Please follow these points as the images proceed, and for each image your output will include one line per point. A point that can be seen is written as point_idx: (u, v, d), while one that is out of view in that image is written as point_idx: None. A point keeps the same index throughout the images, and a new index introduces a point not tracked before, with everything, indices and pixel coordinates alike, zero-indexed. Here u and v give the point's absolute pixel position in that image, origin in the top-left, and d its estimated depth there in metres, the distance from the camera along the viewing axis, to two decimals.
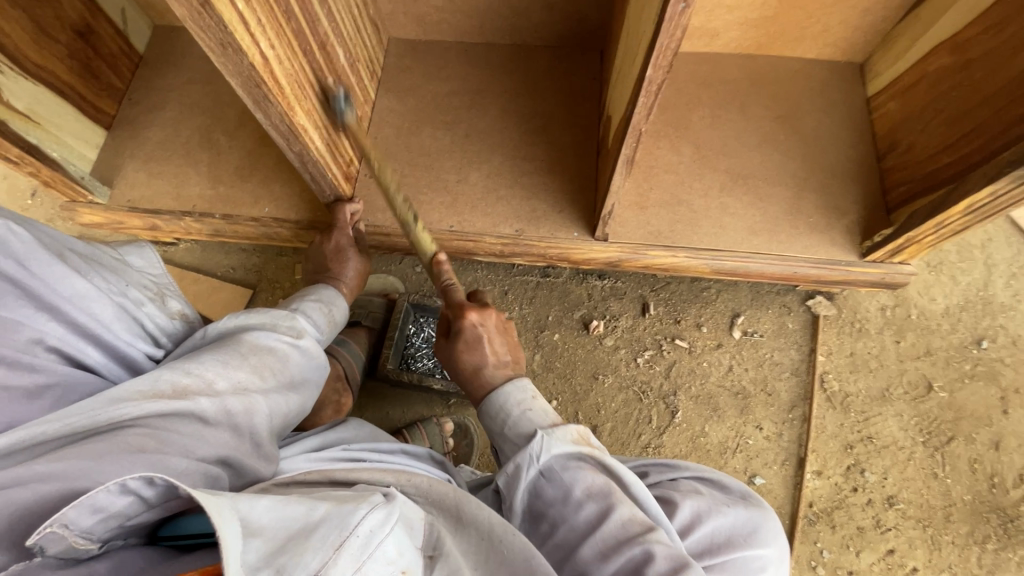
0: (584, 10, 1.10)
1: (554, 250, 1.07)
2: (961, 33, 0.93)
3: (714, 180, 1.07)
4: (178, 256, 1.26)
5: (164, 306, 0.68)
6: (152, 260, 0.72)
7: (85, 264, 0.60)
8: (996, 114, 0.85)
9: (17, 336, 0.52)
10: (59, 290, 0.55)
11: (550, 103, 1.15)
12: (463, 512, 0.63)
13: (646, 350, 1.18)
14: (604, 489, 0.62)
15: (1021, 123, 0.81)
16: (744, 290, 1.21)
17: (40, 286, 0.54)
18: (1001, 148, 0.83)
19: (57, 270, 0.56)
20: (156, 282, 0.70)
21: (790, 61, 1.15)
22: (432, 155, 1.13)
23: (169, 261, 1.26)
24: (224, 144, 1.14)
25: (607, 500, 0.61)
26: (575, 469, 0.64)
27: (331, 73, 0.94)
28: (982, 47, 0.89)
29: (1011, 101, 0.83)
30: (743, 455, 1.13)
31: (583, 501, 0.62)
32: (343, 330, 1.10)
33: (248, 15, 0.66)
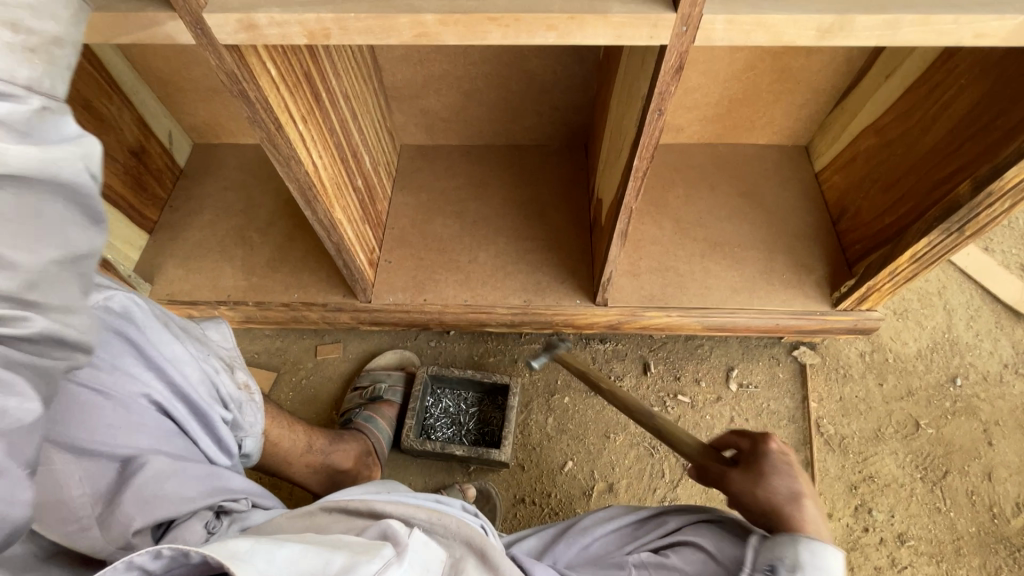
0: (568, 114, 1.31)
1: (560, 317, 1.18)
2: (880, 119, 1.13)
3: (695, 248, 1.21)
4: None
5: (232, 376, 0.74)
6: (226, 336, 0.80)
7: (180, 333, 0.69)
8: (920, 180, 1.02)
9: (128, 387, 0.60)
10: (162, 352, 0.64)
11: (546, 190, 1.32)
12: (489, 560, 0.65)
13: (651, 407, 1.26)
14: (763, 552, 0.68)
15: (942, 185, 0.97)
16: (734, 345, 1.31)
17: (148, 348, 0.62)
18: (929, 207, 0.99)
19: (162, 335, 0.65)
20: (227, 355, 0.77)
21: (745, 146, 1.36)
22: (444, 239, 1.26)
23: None
24: (256, 240, 1.27)
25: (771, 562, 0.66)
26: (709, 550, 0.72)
27: (359, 175, 1.10)
28: (900, 129, 1.08)
29: (930, 170, 1.00)
30: None
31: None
32: (367, 405, 1.16)
33: (305, 135, 0.82)
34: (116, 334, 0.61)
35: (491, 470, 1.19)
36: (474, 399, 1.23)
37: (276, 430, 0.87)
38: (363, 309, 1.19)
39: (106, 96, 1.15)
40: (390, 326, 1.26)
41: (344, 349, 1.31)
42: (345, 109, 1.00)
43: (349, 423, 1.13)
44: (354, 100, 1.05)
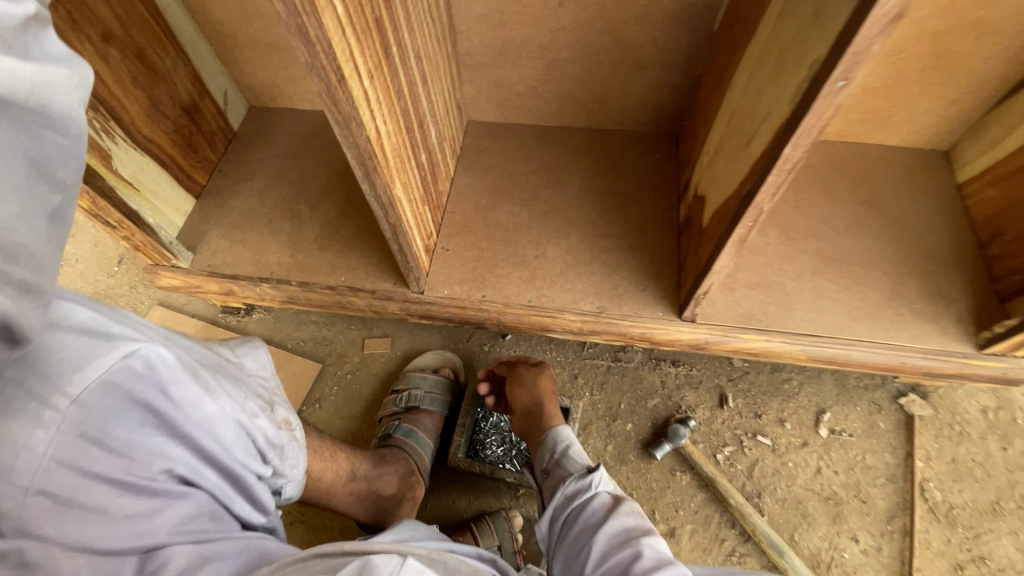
0: (663, 96, 1.13)
1: (637, 330, 1.02)
2: None
3: (805, 263, 1.02)
4: (252, 326, 1.33)
5: (274, 417, 0.64)
6: (264, 361, 0.72)
7: (212, 378, 0.56)
8: None
9: (153, 467, 0.49)
10: (192, 414, 0.51)
11: (628, 182, 1.15)
12: None
13: (725, 446, 1.14)
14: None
15: None
16: (829, 384, 1.17)
17: (175, 413, 0.50)
18: None
19: (193, 392, 0.52)
20: (264, 387, 0.68)
21: (871, 147, 1.15)
22: (509, 229, 1.11)
23: (242, 330, 1.33)
24: (306, 214, 1.17)
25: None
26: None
27: (424, 150, 0.97)
28: None
29: None
30: (840, 570, 1.04)
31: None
32: (406, 416, 1.09)
33: (370, 93, 0.69)
34: (136, 401, 0.47)
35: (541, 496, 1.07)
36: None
37: (319, 464, 0.80)
38: (415, 301, 1.06)
39: (161, 46, 1.06)
40: (440, 321, 1.13)
41: (391, 343, 1.27)
42: (416, 71, 0.87)
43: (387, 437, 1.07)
44: (426, 63, 0.92)
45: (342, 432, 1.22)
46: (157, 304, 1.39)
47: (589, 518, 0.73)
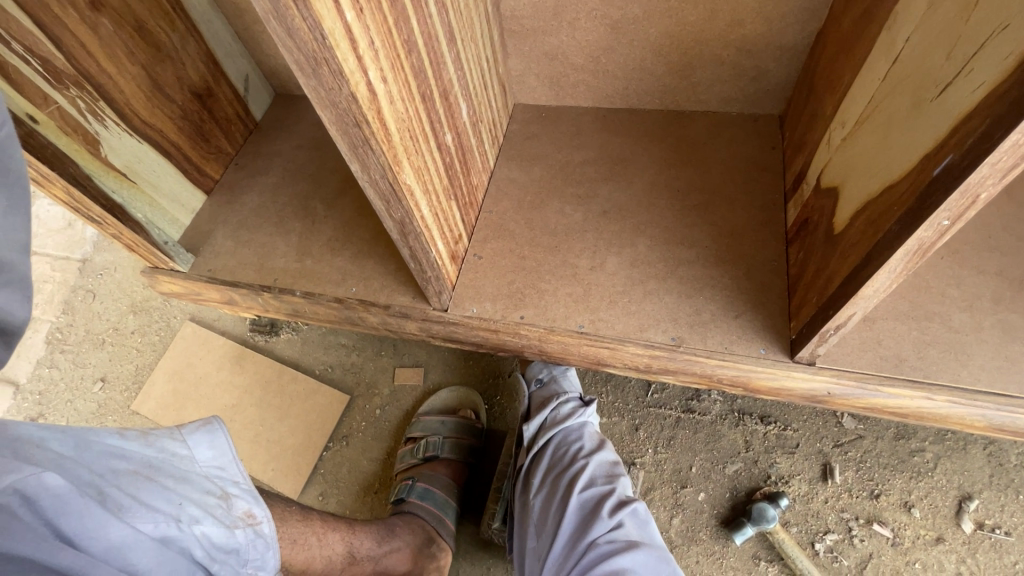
0: (767, 62, 0.86)
1: (727, 374, 0.75)
2: None
3: (980, 287, 0.72)
4: (280, 347, 1.17)
5: (223, 516, 0.55)
6: (221, 447, 0.61)
7: (126, 498, 0.49)
8: None
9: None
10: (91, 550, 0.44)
11: (716, 176, 0.89)
12: None
13: (829, 533, 0.89)
14: (645, 517, 0.76)
15: None
16: (978, 461, 0.90)
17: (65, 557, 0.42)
18: None
19: (91, 522, 0.44)
20: (216, 482, 0.58)
21: None
22: (560, 234, 0.88)
23: (269, 351, 1.18)
24: (321, 213, 0.99)
25: (626, 500, 0.76)
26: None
27: (450, 130, 0.76)
28: None
29: None
30: None
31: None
32: (425, 467, 0.95)
33: (357, 32, 0.49)
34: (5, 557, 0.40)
35: None
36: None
37: (301, 555, 0.69)
38: (436, 320, 0.85)
39: (167, 19, 0.92)
40: (468, 346, 0.91)
41: (424, 375, 1.08)
42: (437, 23, 0.66)
43: (399, 497, 0.92)
44: (453, 15, 0.71)
45: (370, 475, 1.05)
46: (189, 319, 1.24)
47: (574, 445, 0.84)
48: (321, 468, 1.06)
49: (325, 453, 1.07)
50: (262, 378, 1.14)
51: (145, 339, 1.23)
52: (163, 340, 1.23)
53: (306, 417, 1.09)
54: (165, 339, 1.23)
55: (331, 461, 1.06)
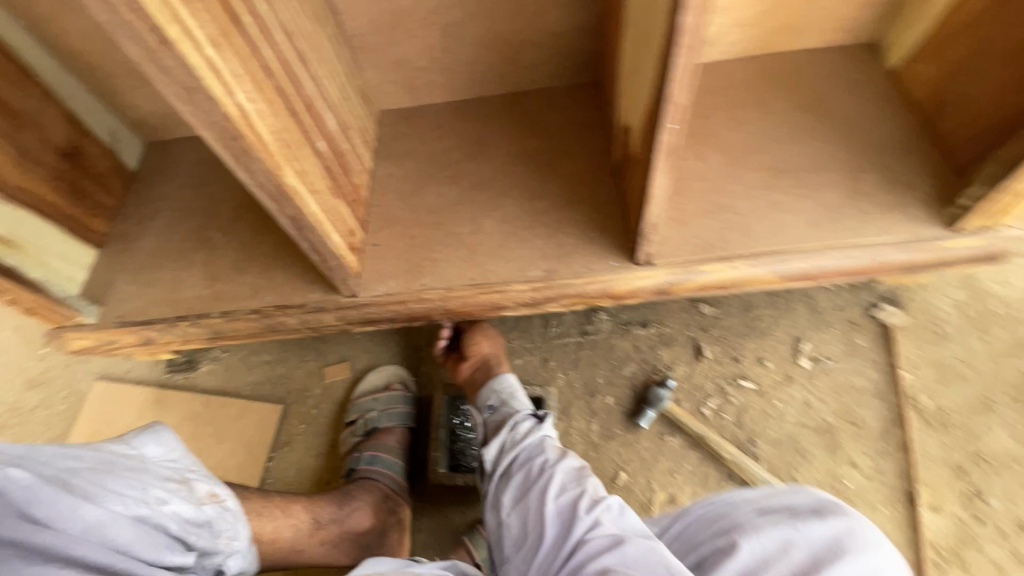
0: (575, 41, 1.06)
1: (594, 286, 0.93)
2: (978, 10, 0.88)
3: (755, 180, 0.95)
4: (202, 379, 1.21)
5: (190, 495, 0.65)
6: (169, 443, 0.69)
7: (93, 485, 0.57)
8: None
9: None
10: (70, 530, 0.52)
11: (558, 138, 1.08)
12: None
13: (710, 398, 1.11)
14: (622, 506, 0.75)
15: None
16: (802, 313, 1.16)
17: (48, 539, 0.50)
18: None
19: (65, 504, 0.52)
20: (176, 470, 0.67)
21: (796, 54, 1.11)
22: (440, 211, 1.02)
23: (191, 386, 1.21)
24: (219, 240, 1.06)
25: (599, 497, 0.77)
26: (838, 516, 0.71)
27: (322, 137, 0.87)
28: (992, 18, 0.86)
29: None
30: (845, 498, 1.04)
31: (752, 542, 0.70)
32: (370, 440, 1.04)
33: (220, 63, 0.60)
34: None
35: None
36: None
37: (269, 527, 0.79)
38: (349, 306, 0.97)
39: (20, 87, 0.95)
40: (386, 325, 1.03)
41: (350, 366, 1.18)
42: (288, 48, 0.78)
43: (350, 469, 1.03)
44: (300, 40, 0.83)
45: (318, 470, 1.13)
46: (98, 378, 1.24)
47: (539, 458, 0.86)
48: (269, 476, 1.13)
49: (270, 462, 1.14)
50: (192, 412, 1.18)
51: (52, 410, 1.22)
52: (73, 407, 1.21)
53: (244, 434, 1.15)
54: (75, 404, 1.22)
55: (277, 468, 1.13)
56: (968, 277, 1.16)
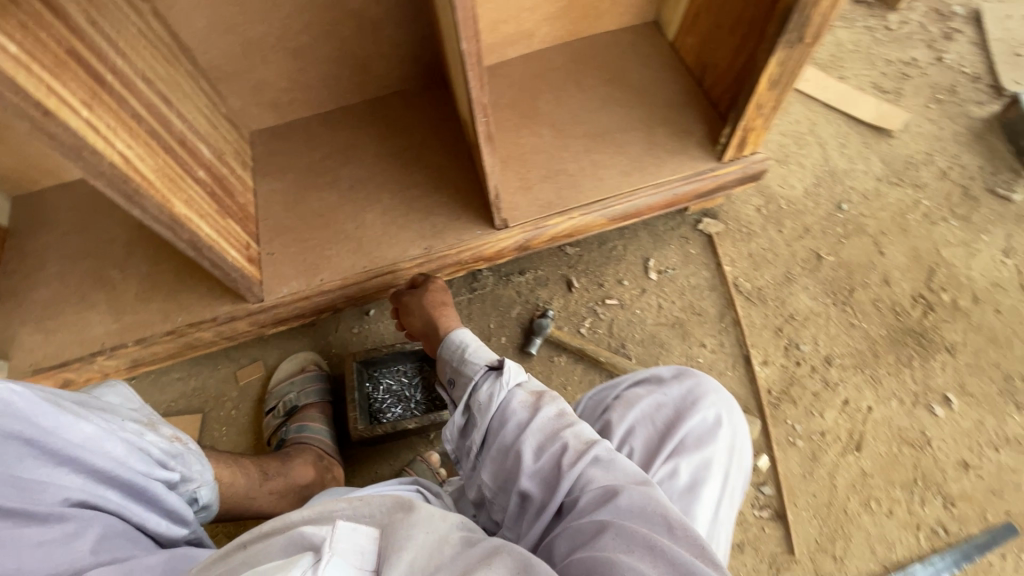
0: (415, 47, 1.22)
1: (467, 252, 1.15)
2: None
3: (578, 148, 1.20)
4: None
5: (159, 432, 0.65)
6: (128, 393, 0.69)
7: (79, 407, 0.56)
8: (750, 30, 1.05)
9: (42, 496, 0.49)
10: (70, 438, 0.52)
11: (417, 133, 1.25)
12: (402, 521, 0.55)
13: (584, 319, 1.22)
14: (611, 455, 0.67)
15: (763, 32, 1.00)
16: (643, 236, 1.31)
17: (55, 440, 0.51)
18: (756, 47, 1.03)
19: (66, 417, 0.52)
20: (138, 414, 0.66)
21: (599, 36, 1.36)
22: (325, 213, 1.17)
23: None
24: (117, 277, 1.13)
25: (584, 448, 0.68)
26: (690, 376, 0.84)
27: (200, 167, 0.98)
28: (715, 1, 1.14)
29: (747, 31, 1.06)
30: None
31: (632, 413, 0.81)
32: (296, 416, 1.10)
33: (96, 122, 0.71)
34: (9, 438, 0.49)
35: None
36: (410, 369, 1.15)
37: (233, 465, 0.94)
38: (259, 309, 1.10)
39: None
40: (297, 321, 1.18)
41: (265, 364, 1.24)
42: (151, 94, 0.88)
43: (280, 443, 1.09)
44: (161, 86, 0.92)
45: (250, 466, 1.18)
46: None
47: (512, 420, 0.73)
48: None
49: None
50: None
51: None
52: None
53: None
54: None
55: None
56: (763, 186, 1.37)
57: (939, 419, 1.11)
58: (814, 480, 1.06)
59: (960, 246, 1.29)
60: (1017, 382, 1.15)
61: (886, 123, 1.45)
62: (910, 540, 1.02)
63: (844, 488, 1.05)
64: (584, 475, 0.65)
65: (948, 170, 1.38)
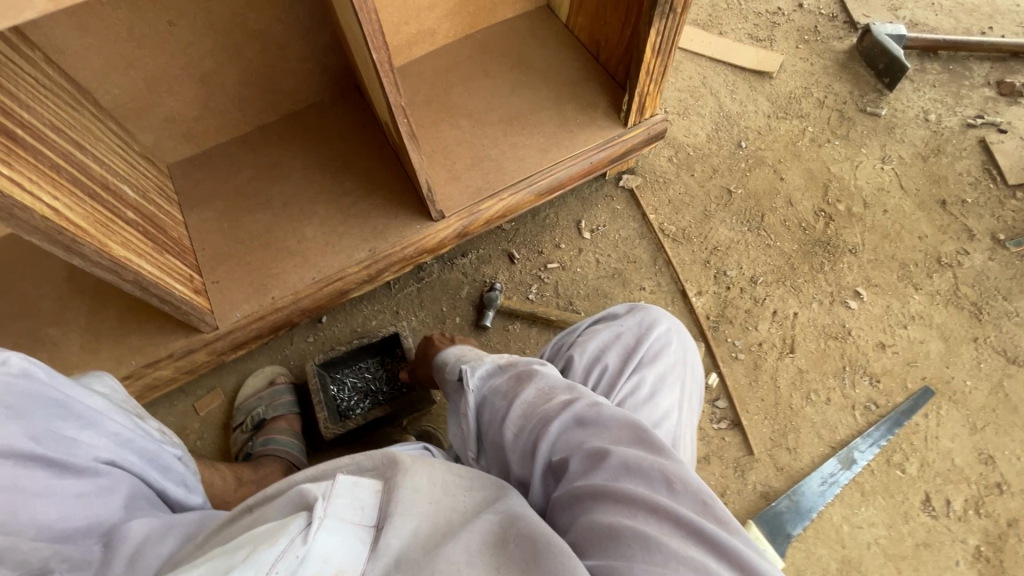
0: (322, 59, 1.26)
1: (410, 248, 1.19)
2: None
3: (496, 131, 1.27)
4: None
5: (150, 421, 0.70)
6: (114, 385, 0.72)
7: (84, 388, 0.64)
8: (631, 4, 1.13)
9: (77, 454, 0.57)
10: (87, 408, 0.61)
11: (339, 142, 1.28)
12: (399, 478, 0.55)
13: (531, 286, 1.33)
14: (592, 410, 0.65)
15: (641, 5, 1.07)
16: (573, 202, 1.41)
17: (77, 409, 0.60)
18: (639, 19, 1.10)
19: (78, 392, 0.61)
20: (129, 405, 0.70)
21: (497, 25, 1.44)
22: (263, 234, 1.18)
23: None
24: (56, 332, 1.10)
25: (565, 411, 0.65)
26: (643, 310, 0.92)
27: (128, 208, 0.98)
28: None
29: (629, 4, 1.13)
30: None
31: (595, 344, 0.87)
32: (262, 430, 1.11)
33: (19, 179, 0.71)
34: (39, 405, 0.57)
35: (422, 415, 1.21)
36: (372, 365, 1.23)
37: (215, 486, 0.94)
38: (215, 337, 1.10)
39: None
40: (255, 344, 1.19)
41: (224, 390, 1.24)
42: (65, 143, 0.88)
43: (249, 455, 1.09)
44: (69, 130, 0.92)
45: None
46: None
47: (497, 411, 0.71)
48: None
49: None
50: None
51: None
52: None
53: None
54: None
55: None
56: (668, 138, 1.50)
57: (854, 311, 1.25)
58: (760, 386, 1.18)
59: (846, 161, 1.45)
60: (912, 268, 1.30)
61: (765, 67, 1.61)
62: (849, 419, 1.14)
63: (786, 387, 1.18)
64: (575, 440, 0.63)
65: (825, 99, 1.55)
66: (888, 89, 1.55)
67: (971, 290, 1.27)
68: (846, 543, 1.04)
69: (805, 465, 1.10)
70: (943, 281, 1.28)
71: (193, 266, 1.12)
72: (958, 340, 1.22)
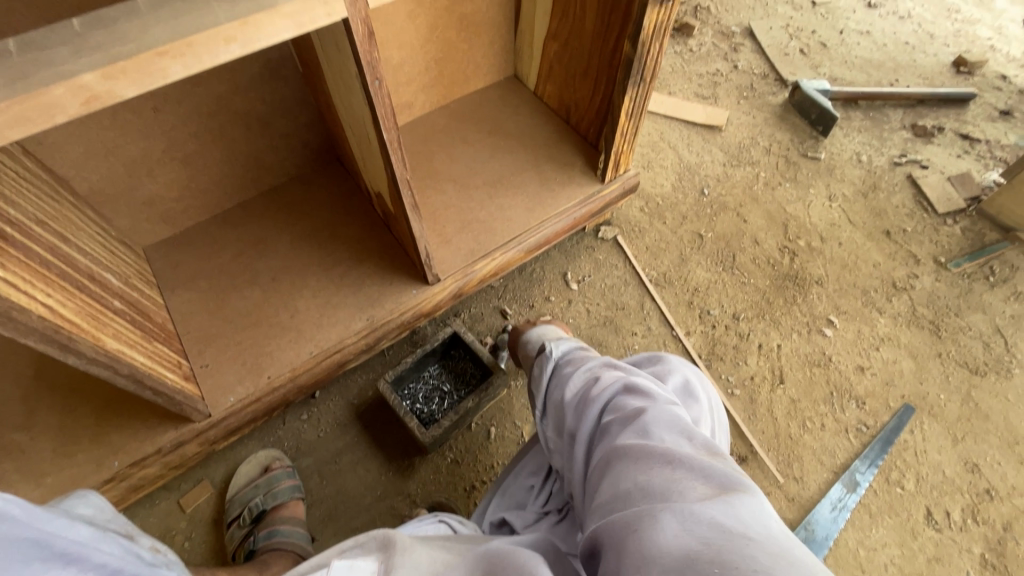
0: (305, 134, 1.28)
1: (406, 315, 1.18)
2: (554, 49, 1.34)
3: (481, 194, 1.32)
4: None
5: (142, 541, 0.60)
6: (98, 503, 0.63)
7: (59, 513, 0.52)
8: (601, 74, 1.23)
9: None
10: (72, 540, 0.50)
11: (325, 213, 1.28)
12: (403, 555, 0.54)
13: None
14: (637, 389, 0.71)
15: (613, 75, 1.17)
16: (557, 254, 1.46)
17: (59, 543, 0.48)
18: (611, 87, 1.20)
19: (60, 523, 0.50)
20: (115, 525, 0.61)
21: (469, 95, 1.52)
22: (253, 311, 1.15)
23: None
24: (22, 438, 1.00)
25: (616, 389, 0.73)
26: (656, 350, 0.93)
27: (114, 296, 0.93)
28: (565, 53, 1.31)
29: (599, 75, 1.23)
30: None
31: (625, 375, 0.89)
32: (264, 522, 1.04)
33: (15, 280, 0.68)
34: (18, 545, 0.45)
35: (428, 483, 1.17)
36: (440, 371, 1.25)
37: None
38: (206, 427, 1.04)
39: None
40: (247, 428, 1.13)
41: (212, 482, 1.15)
42: (51, 237, 0.84)
43: (253, 552, 1.01)
44: (53, 222, 0.88)
45: None
46: None
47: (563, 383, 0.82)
48: None
49: None
50: None
51: None
52: None
53: None
54: None
55: None
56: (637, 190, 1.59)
57: (831, 338, 1.34)
58: (759, 419, 1.22)
59: (799, 202, 1.59)
60: (873, 293, 1.41)
61: (714, 122, 1.76)
62: (845, 443, 1.20)
63: (783, 418, 1.23)
64: (616, 407, 0.70)
65: (771, 147, 1.71)
66: (822, 136, 1.73)
67: (927, 309, 1.39)
68: (864, 567, 1.06)
69: (813, 493, 1.14)
70: (901, 303, 1.40)
71: (179, 352, 1.06)
72: (925, 357, 1.32)
